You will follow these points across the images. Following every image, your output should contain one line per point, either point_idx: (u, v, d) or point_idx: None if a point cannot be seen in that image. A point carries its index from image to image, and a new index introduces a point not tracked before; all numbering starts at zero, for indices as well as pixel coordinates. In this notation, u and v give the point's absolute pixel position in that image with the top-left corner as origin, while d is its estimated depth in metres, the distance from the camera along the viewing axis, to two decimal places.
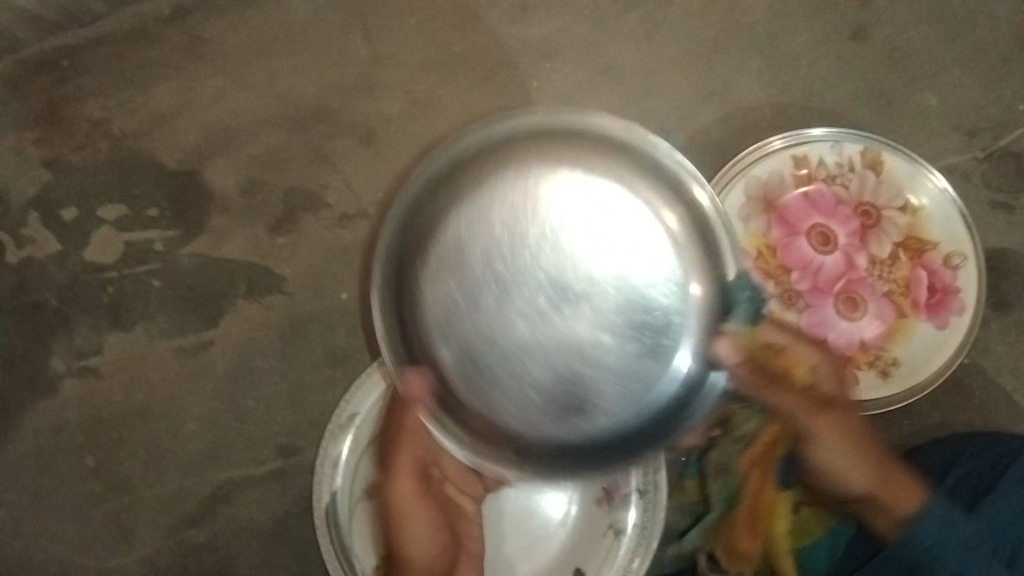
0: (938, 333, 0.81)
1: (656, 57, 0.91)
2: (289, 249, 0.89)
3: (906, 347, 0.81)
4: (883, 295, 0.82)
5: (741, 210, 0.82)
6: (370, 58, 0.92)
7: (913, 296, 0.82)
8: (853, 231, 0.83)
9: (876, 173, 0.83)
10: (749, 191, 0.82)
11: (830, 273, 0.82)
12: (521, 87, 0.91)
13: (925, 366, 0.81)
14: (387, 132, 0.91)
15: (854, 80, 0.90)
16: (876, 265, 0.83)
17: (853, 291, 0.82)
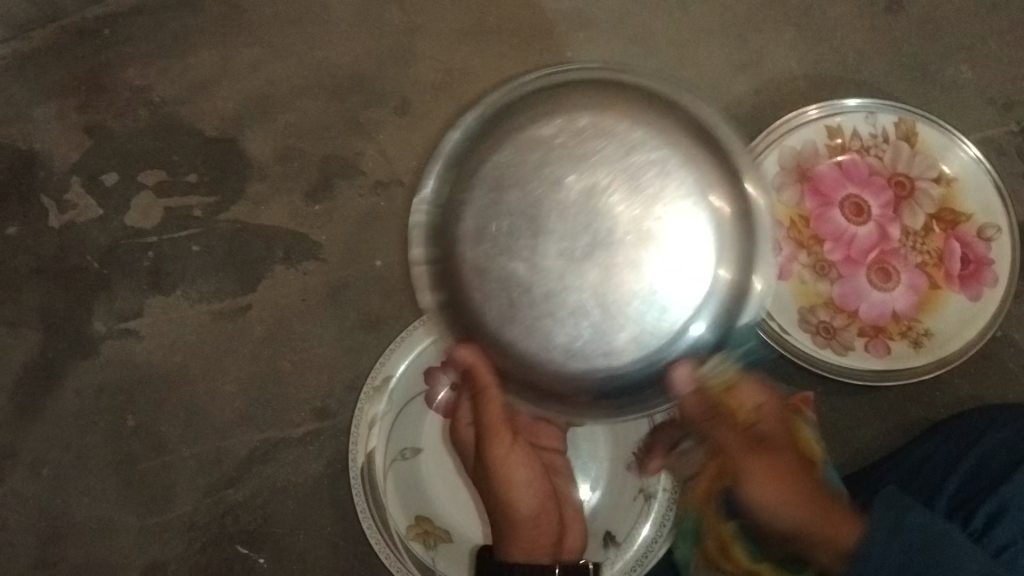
0: (971, 305, 0.81)
1: (689, 28, 0.91)
2: (325, 216, 0.90)
3: (938, 318, 0.81)
4: (916, 266, 0.83)
5: (775, 179, 0.83)
6: (405, 27, 0.93)
7: (946, 267, 0.82)
8: (886, 201, 0.83)
9: (910, 145, 0.83)
10: (784, 161, 0.83)
11: (863, 244, 0.83)
12: (555, 57, 0.92)
13: (957, 338, 0.80)
14: (422, 101, 0.92)
15: (889, 52, 0.90)
16: (909, 236, 0.83)
17: (886, 262, 0.83)
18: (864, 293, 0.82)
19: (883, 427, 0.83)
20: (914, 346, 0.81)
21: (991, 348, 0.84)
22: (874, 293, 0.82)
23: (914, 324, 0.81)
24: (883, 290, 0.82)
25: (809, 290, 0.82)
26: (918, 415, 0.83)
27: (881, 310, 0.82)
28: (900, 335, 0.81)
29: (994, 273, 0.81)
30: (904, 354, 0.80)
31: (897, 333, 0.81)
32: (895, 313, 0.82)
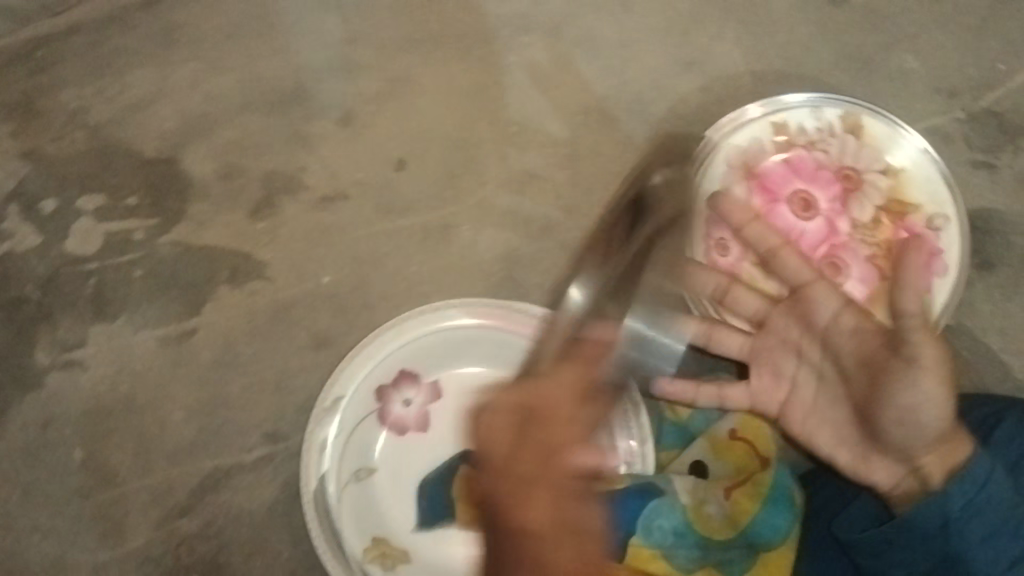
0: None
1: (632, 28, 0.91)
2: (270, 234, 0.88)
3: None
4: (866, 259, 0.82)
5: (723, 178, 0.83)
6: (345, 38, 0.91)
7: (896, 259, 0.82)
8: (834, 196, 0.83)
9: (856, 138, 0.83)
10: (731, 159, 0.83)
11: (813, 239, 0.82)
12: (499, 62, 0.91)
13: None
14: (365, 112, 0.90)
15: (833, 44, 0.89)
16: (858, 230, 0.82)
17: (837, 256, 0.82)
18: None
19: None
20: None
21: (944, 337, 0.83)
22: None
23: None
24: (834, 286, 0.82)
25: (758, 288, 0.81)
26: None
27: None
28: None
29: (944, 263, 0.81)
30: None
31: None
32: None
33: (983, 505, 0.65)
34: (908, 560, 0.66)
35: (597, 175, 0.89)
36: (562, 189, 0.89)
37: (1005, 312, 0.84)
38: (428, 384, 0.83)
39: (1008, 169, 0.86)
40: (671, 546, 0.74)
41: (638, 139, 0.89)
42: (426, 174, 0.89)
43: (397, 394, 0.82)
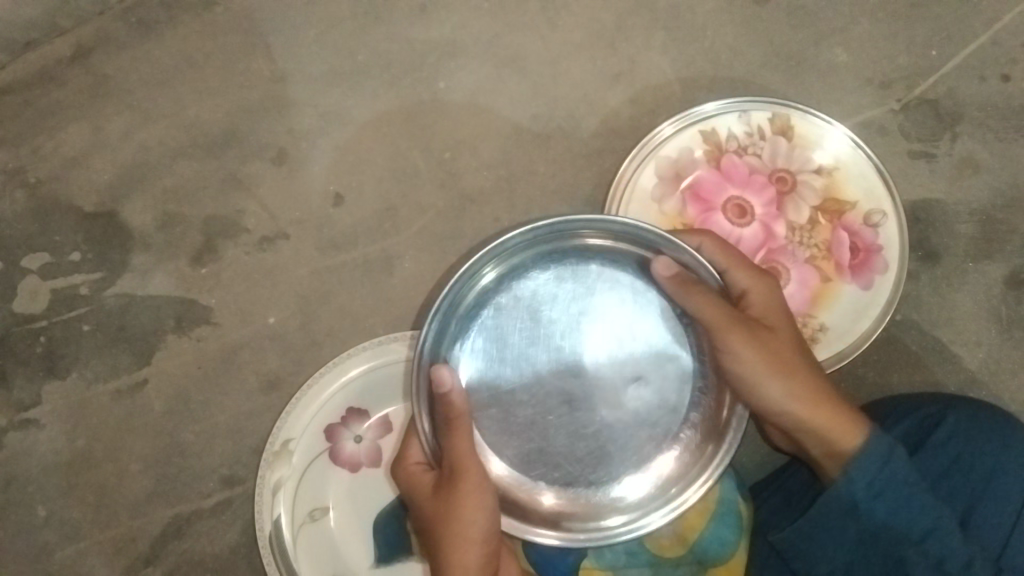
0: (864, 295, 0.81)
1: (558, 43, 0.90)
2: (213, 279, 0.88)
3: (832, 312, 0.81)
4: (805, 261, 0.81)
5: (654, 192, 0.82)
6: (274, 76, 0.91)
7: (836, 259, 0.81)
8: (769, 199, 0.82)
9: (787, 139, 0.82)
10: (660, 171, 0.82)
11: (750, 245, 0.82)
12: (428, 88, 0.90)
13: (852, 331, 0.80)
14: (299, 150, 0.90)
15: (761, 43, 0.88)
16: (796, 232, 0.82)
17: (775, 261, 0.81)
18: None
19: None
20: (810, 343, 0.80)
21: (891, 333, 0.83)
22: None
23: (809, 320, 0.81)
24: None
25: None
26: None
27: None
28: None
29: (884, 260, 0.81)
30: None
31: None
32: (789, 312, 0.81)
33: (884, 487, 0.65)
34: (828, 553, 0.68)
35: (534, 195, 0.89)
36: (500, 212, 0.89)
37: (951, 302, 0.84)
38: (376, 420, 0.82)
39: (946, 157, 0.85)
40: (623, 566, 0.77)
41: (574, 156, 0.89)
42: (364, 208, 0.89)
43: (346, 432, 0.82)
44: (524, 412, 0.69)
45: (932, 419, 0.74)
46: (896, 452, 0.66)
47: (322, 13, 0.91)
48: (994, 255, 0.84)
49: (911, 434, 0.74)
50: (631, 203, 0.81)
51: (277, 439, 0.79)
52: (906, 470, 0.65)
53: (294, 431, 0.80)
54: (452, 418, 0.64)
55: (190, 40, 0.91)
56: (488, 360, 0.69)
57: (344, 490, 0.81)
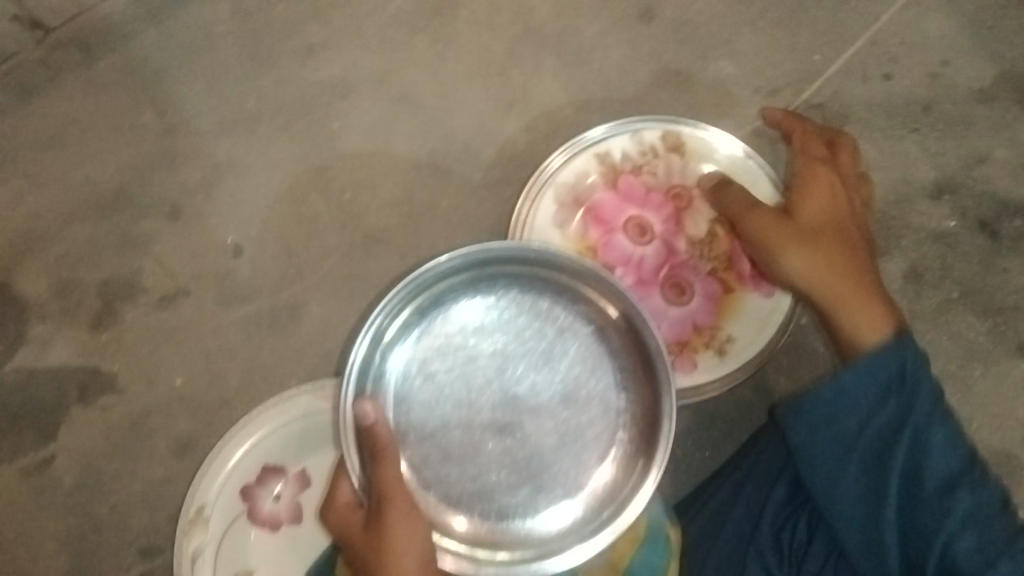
0: (766, 303, 0.82)
1: (450, 75, 0.90)
2: (115, 344, 0.86)
3: (737, 322, 0.82)
4: (707, 274, 0.82)
5: (554, 218, 0.81)
6: (163, 130, 0.89)
7: (737, 270, 0.82)
8: (668, 216, 0.83)
9: (680, 155, 0.83)
10: (560, 199, 0.81)
11: (653, 263, 0.82)
12: (322, 130, 0.89)
13: (756, 340, 0.82)
14: (194, 204, 0.88)
15: (650, 61, 0.89)
16: (697, 246, 0.82)
17: (678, 277, 0.82)
18: (663, 314, 0.81)
19: (702, 437, 0.85)
20: (719, 355, 0.81)
21: (795, 336, 0.85)
22: (671, 310, 0.82)
23: (716, 332, 0.82)
24: (681, 307, 0.82)
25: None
26: (739, 419, 0.85)
27: (685, 324, 0.81)
28: (704, 347, 0.81)
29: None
30: (710, 363, 0.81)
31: (699, 345, 0.81)
32: (696, 326, 0.82)
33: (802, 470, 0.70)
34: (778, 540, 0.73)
35: (438, 229, 0.88)
36: (406, 250, 0.88)
37: None
38: (295, 475, 0.81)
39: None
40: None
41: (474, 189, 0.89)
42: (265, 258, 0.87)
43: (263, 491, 0.80)
44: (460, 435, 0.73)
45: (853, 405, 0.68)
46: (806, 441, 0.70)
47: (208, 63, 0.90)
48: (890, 251, 0.85)
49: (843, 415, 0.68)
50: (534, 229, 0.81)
51: (191, 506, 0.78)
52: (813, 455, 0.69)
53: (207, 494, 0.79)
54: (380, 448, 0.67)
55: (72, 100, 0.88)
56: (415, 389, 0.74)
57: (266, 551, 0.79)
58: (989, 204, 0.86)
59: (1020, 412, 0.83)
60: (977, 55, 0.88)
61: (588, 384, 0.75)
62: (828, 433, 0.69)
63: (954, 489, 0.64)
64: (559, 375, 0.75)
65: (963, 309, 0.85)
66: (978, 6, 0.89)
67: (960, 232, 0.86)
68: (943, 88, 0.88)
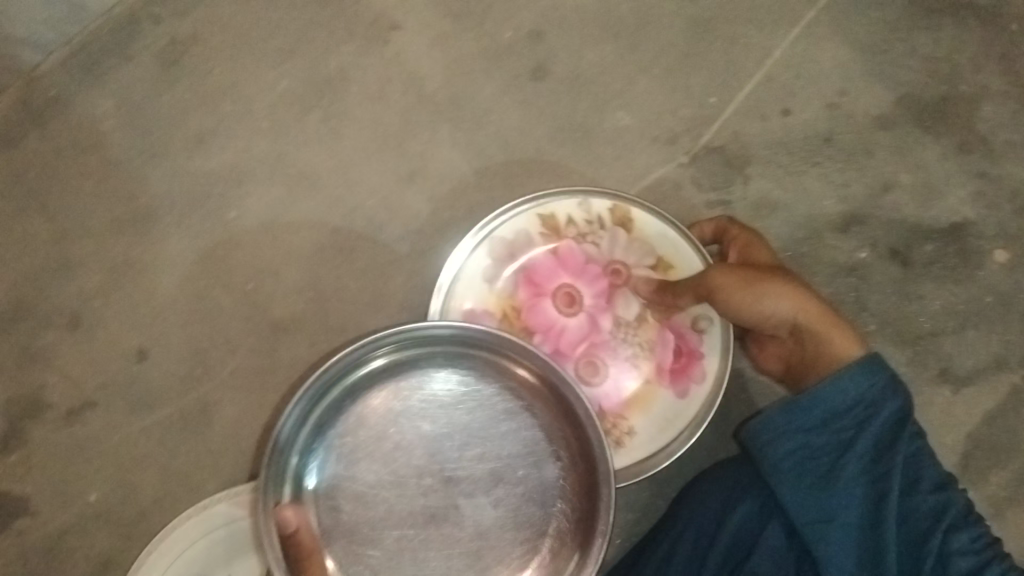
0: (677, 403, 0.81)
1: (347, 151, 0.87)
2: (24, 465, 0.83)
3: (643, 416, 0.81)
4: (625, 359, 0.81)
5: (486, 271, 0.80)
6: (54, 235, 0.85)
7: (658, 359, 0.81)
8: (600, 290, 0.81)
9: (626, 231, 0.81)
10: (494, 251, 0.80)
11: (573, 337, 0.81)
12: (220, 220, 0.86)
13: (654, 443, 0.80)
14: (94, 310, 0.85)
15: (547, 118, 0.88)
16: (622, 328, 0.81)
17: (595, 355, 0.81)
18: (571, 390, 0.80)
19: (626, 500, 0.85)
20: (615, 446, 0.80)
21: None
22: (582, 387, 0.80)
23: (621, 422, 0.80)
24: (593, 386, 0.81)
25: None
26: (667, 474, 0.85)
27: (592, 407, 0.80)
28: (605, 433, 0.80)
29: (703, 370, 0.81)
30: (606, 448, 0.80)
31: (601, 430, 0.80)
32: (602, 411, 0.80)
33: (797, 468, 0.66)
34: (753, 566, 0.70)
35: (348, 310, 0.86)
36: (317, 335, 0.85)
37: None
38: None
39: (743, 202, 0.86)
40: None
41: (380, 265, 0.86)
42: (171, 359, 0.84)
43: None
44: (393, 531, 0.72)
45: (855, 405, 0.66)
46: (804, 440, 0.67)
47: (94, 160, 0.86)
48: None
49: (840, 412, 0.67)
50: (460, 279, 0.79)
51: None
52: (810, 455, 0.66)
53: None
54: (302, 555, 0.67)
55: None
56: (344, 464, 0.73)
57: None
58: (899, 231, 0.85)
59: (946, 440, 0.83)
60: (875, 82, 0.88)
61: (519, 471, 0.73)
62: (827, 427, 0.67)
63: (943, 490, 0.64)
64: (495, 467, 0.73)
65: (883, 340, 0.84)
66: (871, 32, 0.89)
67: (872, 263, 0.85)
68: (842, 118, 0.87)
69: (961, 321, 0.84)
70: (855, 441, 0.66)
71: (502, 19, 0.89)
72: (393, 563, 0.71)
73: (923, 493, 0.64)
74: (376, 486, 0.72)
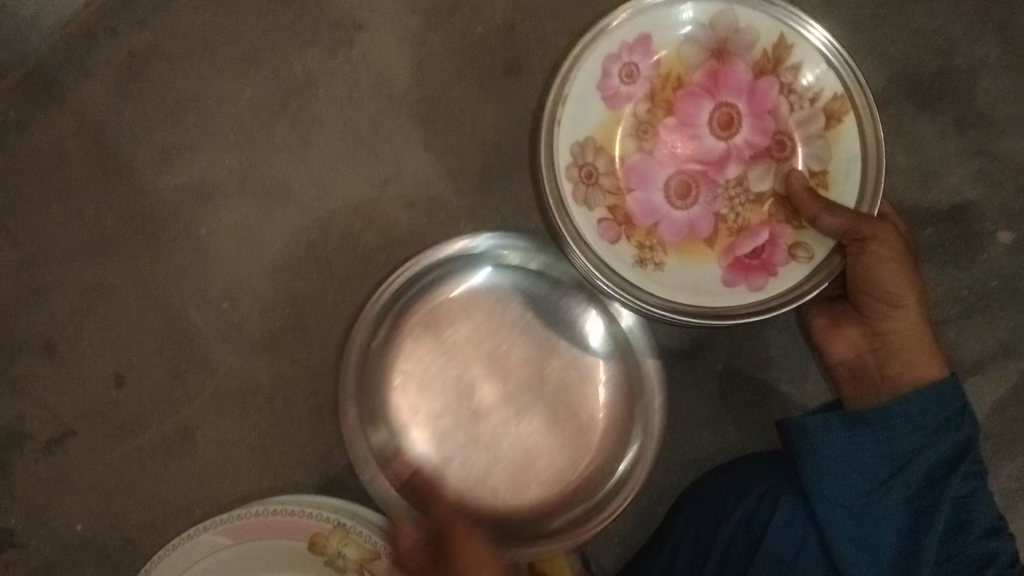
0: (717, 288, 0.73)
1: (317, 159, 0.84)
2: (6, 498, 0.81)
3: (678, 264, 0.74)
4: (712, 212, 0.75)
5: (687, 50, 0.74)
6: (23, 261, 0.83)
7: (734, 241, 0.74)
8: (756, 139, 0.74)
9: (827, 121, 0.72)
10: (702, 36, 0.74)
11: (692, 159, 0.75)
12: (191, 237, 0.84)
13: (674, 292, 0.72)
14: (68, 337, 0.83)
15: (523, 115, 0.84)
16: (739, 188, 0.75)
17: (694, 180, 0.75)
18: (651, 185, 0.75)
19: (623, 509, 0.82)
20: (636, 261, 0.73)
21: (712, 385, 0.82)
22: (655, 194, 0.75)
23: (659, 249, 0.74)
24: (663, 202, 0.75)
25: (592, 176, 0.74)
26: (666, 480, 0.82)
27: (650, 211, 0.75)
28: (639, 242, 0.74)
29: (763, 285, 0.72)
30: (628, 257, 0.73)
31: (634, 241, 0.74)
32: (650, 226, 0.74)
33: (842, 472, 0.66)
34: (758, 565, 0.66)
35: (327, 324, 0.83)
36: (296, 351, 0.83)
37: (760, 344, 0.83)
38: None
39: None
40: None
41: (358, 277, 0.83)
42: (149, 384, 0.82)
43: None
44: (479, 406, 0.78)
45: (921, 427, 0.65)
46: (855, 444, 0.66)
47: (60, 182, 0.84)
48: None
49: (903, 429, 0.65)
50: (647, 13, 0.72)
51: None
52: (859, 464, 0.66)
53: None
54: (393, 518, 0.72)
55: None
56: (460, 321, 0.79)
57: None
58: (896, 216, 0.82)
59: None
60: (865, 59, 0.84)
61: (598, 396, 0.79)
62: (885, 448, 0.65)
63: (989, 536, 0.64)
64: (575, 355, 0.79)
65: None
66: (859, 6, 0.84)
67: None
68: None
69: (965, 307, 0.81)
70: (910, 466, 0.65)
71: (472, 12, 0.85)
72: (457, 466, 0.77)
73: (971, 539, 0.63)
74: (460, 395, 0.78)
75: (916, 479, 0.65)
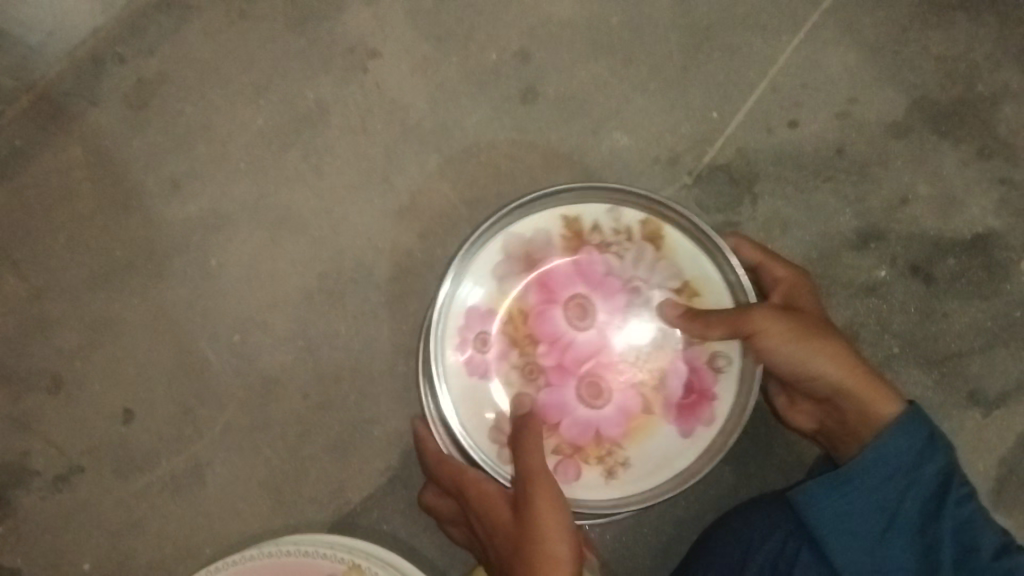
0: (680, 441, 0.75)
1: (330, 188, 0.83)
2: (12, 536, 0.80)
3: (641, 446, 0.75)
4: (633, 385, 0.75)
5: (500, 267, 0.75)
6: (30, 293, 0.82)
7: (665, 394, 0.75)
8: (616, 309, 0.76)
9: (655, 247, 0.75)
10: (511, 249, 0.74)
11: (580, 352, 0.75)
12: (201, 268, 0.82)
13: (645, 475, 0.74)
14: (75, 370, 0.81)
15: (539, 143, 0.83)
16: (635, 353, 0.75)
17: (600, 375, 0.75)
18: (570, 408, 0.75)
19: (645, 547, 0.80)
20: (607, 476, 0.74)
21: None
22: (581, 408, 0.75)
23: (615, 450, 0.75)
24: (592, 409, 0.75)
25: None
26: (687, 516, 0.80)
27: (584, 428, 0.75)
28: (597, 459, 0.74)
29: (713, 412, 0.75)
30: (598, 481, 0.74)
31: (595, 460, 0.74)
32: (597, 435, 0.75)
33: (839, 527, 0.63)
34: None
35: (341, 358, 0.81)
36: (309, 385, 0.81)
37: None
38: None
39: (751, 223, 0.81)
40: None
41: (371, 309, 0.82)
42: (159, 418, 0.81)
43: None
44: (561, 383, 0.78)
45: (902, 456, 0.64)
46: (842, 493, 0.64)
47: (66, 212, 0.82)
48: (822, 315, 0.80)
49: (883, 465, 0.64)
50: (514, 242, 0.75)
51: None
52: (851, 514, 0.63)
53: None
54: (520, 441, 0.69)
55: None
56: None
57: None
58: (918, 246, 0.81)
59: (978, 466, 0.79)
60: (885, 87, 0.83)
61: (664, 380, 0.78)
62: (874, 488, 0.63)
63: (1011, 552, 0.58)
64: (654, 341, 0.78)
65: (907, 363, 0.79)
66: (879, 32, 0.83)
67: (892, 282, 0.80)
68: (853, 127, 0.82)
69: (989, 339, 0.80)
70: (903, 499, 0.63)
71: (486, 39, 0.84)
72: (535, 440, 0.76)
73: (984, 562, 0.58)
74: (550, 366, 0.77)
75: (913, 512, 0.62)
